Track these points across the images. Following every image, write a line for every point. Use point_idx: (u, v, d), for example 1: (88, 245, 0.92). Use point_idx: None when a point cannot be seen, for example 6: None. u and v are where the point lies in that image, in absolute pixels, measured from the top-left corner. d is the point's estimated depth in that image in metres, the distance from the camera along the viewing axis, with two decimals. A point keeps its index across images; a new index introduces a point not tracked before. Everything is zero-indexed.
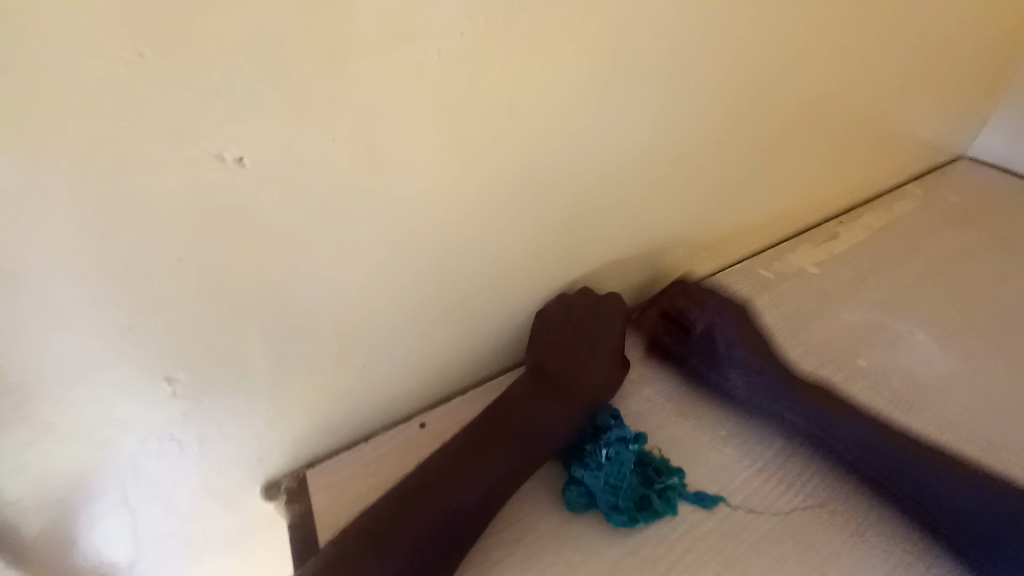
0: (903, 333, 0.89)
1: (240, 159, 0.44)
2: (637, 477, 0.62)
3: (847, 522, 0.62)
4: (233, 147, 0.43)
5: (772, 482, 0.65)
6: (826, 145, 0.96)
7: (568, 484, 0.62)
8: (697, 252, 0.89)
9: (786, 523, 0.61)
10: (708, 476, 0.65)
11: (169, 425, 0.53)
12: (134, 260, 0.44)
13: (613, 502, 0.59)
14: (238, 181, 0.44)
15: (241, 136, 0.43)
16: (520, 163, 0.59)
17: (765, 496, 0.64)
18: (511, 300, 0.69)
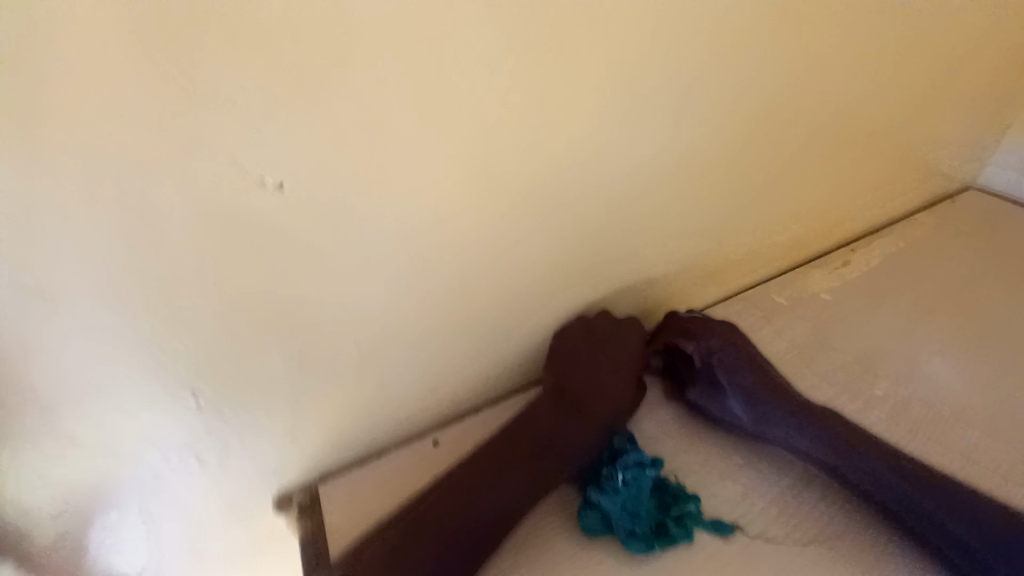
0: (918, 362, 0.88)
1: (280, 184, 0.46)
2: (655, 502, 0.61)
3: (868, 555, 0.61)
4: (275, 173, 0.45)
5: (789, 512, 0.64)
6: (839, 173, 0.98)
7: (584, 507, 0.61)
8: (710, 276, 0.89)
9: (805, 555, 0.60)
10: (724, 505, 0.64)
11: (191, 436, 0.53)
12: (174, 276, 0.46)
13: (629, 528, 0.58)
14: (277, 204, 0.47)
15: (282, 164, 0.45)
16: (542, 185, 0.61)
17: (783, 527, 0.63)
18: (526, 320, 0.70)
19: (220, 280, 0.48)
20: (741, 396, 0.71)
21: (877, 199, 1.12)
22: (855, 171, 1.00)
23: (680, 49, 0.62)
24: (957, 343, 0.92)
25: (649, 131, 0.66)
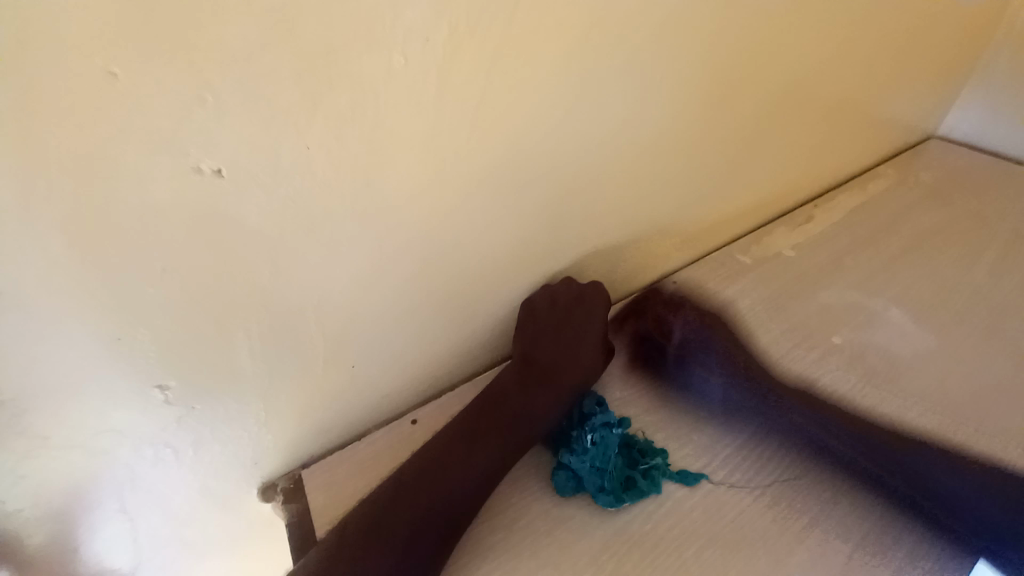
0: (877, 311, 0.92)
1: (219, 170, 0.45)
2: (622, 458, 0.64)
3: (821, 492, 0.65)
4: (211, 158, 0.44)
5: (750, 459, 0.68)
6: (800, 132, 0.98)
7: (557, 469, 0.64)
8: (675, 240, 0.91)
9: (764, 495, 0.64)
10: (689, 457, 0.68)
11: (163, 432, 0.54)
12: (121, 272, 0.45)
13: (599, 484, 0.61)
14: (218, 191, 0.46)
15: (218, 147, 0.44)
16: (495, 166, 0.61)
17: (743, 473, 0.66)
18: (492, 295, 0.71)
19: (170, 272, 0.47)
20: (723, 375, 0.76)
21: (841, 155, 1.14)
22: (817, 127, 1.01)
23: (634, 17, 0.62)
24: (916, 289, 0.96)
25: (600, 108, 0.66)
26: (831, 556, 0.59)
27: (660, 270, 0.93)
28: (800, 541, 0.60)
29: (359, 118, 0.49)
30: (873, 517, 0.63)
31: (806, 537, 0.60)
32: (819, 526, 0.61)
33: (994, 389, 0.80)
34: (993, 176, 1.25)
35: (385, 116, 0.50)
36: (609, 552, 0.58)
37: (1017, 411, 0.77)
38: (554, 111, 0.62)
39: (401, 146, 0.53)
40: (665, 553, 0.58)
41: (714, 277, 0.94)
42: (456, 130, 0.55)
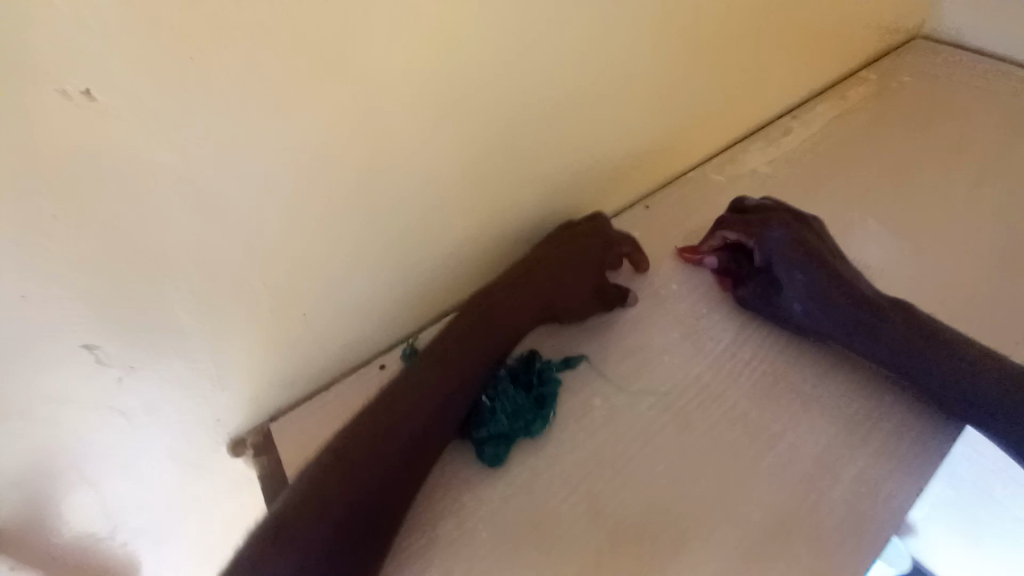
0: (852, 221, 0.89)
1: (90, 92, 0.40)
2: (521, 390, 0.62)
3: (793, 399, 0.64)
4: (77, 78, 0.39)
5: (723, 374, 0.66)
6: (776, 34, 0.91)
7: (477, 431, 0.59)
8: (645, 163, 0.87)
9: (735, 409, 0.63)
10: (661, 376, 0.67)
11: (107, 395, 0.52)
12: (7, 220, 0.41)
13: (527, 422, 0.60)
14: (95, 117, 0.41)
15: (82, 62, 0.39)
16: (431, 83, 0.55)
17: (715, 389, 0.65)
18: (450, 231, 0.67)
19: (63, 218, 0.43)
20: (804, 278, 0.67)
21: (822, 60, 1.07)
22: (793, 31, 0.94)
23: None
24: (891, 197, 0.94)
25: (544, 13, 0.60)
26: (795, 466, 0.59)
27: (631, 195, 0.89)
28: (767, 454, 0.60)
29: (254, 27, 0.43)
30: (845, 423, 0.62)
31: (774, 449, 0.60)
32: (798, 432, 0.61)
33: (963, 291, 0.79)
34: (980, 75, 1.19)
35: (289, 28, 0.45)
36: (581, 474, 0.58)
37: (983, 311, 0.77)
38: (489, 15, 0.56)
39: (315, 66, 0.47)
40: (638, 471, 0.59)
41: (685, 199, 0.91)
42: (378, 43, 0.50)
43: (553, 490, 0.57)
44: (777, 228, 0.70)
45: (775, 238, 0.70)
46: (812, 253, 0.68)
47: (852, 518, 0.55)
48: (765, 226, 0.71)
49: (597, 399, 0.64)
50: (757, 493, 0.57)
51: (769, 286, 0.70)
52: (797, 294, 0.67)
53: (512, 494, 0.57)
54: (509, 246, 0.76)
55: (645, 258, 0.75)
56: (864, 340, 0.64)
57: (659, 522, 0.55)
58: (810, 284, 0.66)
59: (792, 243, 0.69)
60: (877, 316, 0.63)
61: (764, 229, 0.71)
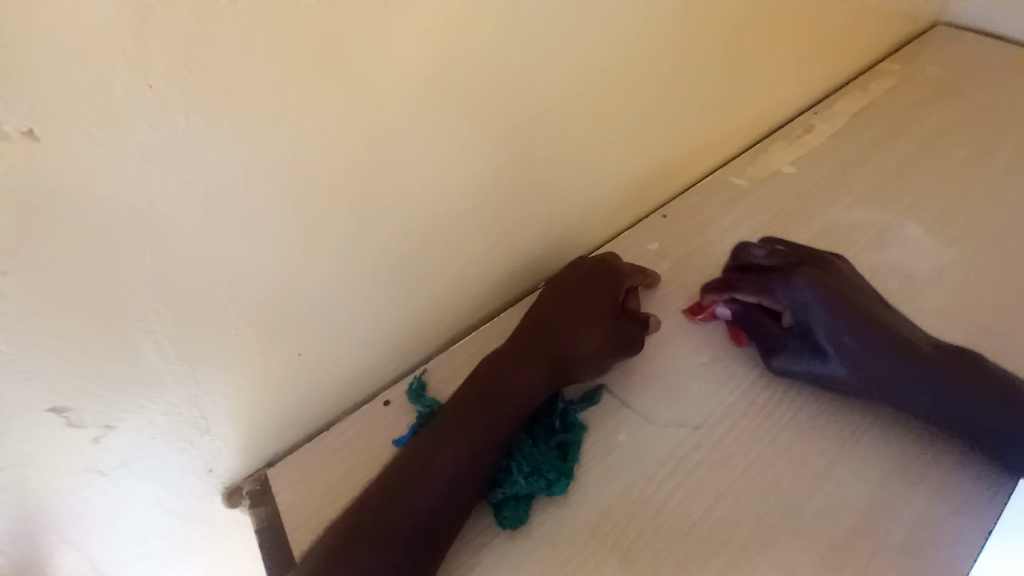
0: (889, 226, 0.83)
1: (30, 130, 0.35)
2: (541, 440, 0.57)
3: (838, 432, 0.58)
4: (16, 117, 0.34)
5: (760, 406, 0.61)
6: (794, 27, 0.85)
7: (495, 489, 0.54)
8: (660, 169, 0.81)
9: (777, 445, 0.57)
10: (690, 410, 0.61)
11: (81, 458, 0.47)
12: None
13: (549, 481, 0.54)
14: (37, 158, 0.36)
15: (22, 98, 0.34)
16: (424, 97, 0.50)
17: (753, 424, 0.59)
18: (454, 254, 0.62)
19: (11, 275, 0.38)
20: (854, 340, 0.56)
21: (842, 54, 1.01)
22: (811, 24, 0.88)
23: None
24: (927, 197, 0.87)
25: (545, 19, 0.55)
26: (842, 513, 0.52)
27: (646, 204, 0.83)
28: (813, 495, 0.54)
29: (222, 49, 0.39)
30: (889, 471, 0.55)
31: (822, 492, 0.54)
32: (835, 487, 0.54)
33: (1015, 299, 0.73)
34: (1006, 62, 1.13)
35: (267, 52, 0.40)
36: (609, 524, 0.53)
37: None
38: (484, 23, 0.51)
39: (303, 91, 0.43)
40: (672, 515, 0.53)
41: (704, 207, 0.85)
42: (360, 59, 0.45)
43: (579, 546, 0.51)
44: (804, 286, 0.59)
45: (806, 299, 0.59)
46: (851, 310, 0.57)
47: (910, 565, 0.50)
48: (789, 281, 0.60)
49: (623, 433, 0.59)
50: (808, 542, 0.51)
51: (811, 349, 0.59)
52: (840, 347, 0.56)
53: (534, 549, 0.52)
54: (517, 266, 0.70)
55: (654, 277, 0.70)
56: (917, 392, 0.54)
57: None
58: (859, 347, 0.56)
59: (829, 299, 0.58)
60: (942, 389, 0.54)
61: (789, 287, 0.60)
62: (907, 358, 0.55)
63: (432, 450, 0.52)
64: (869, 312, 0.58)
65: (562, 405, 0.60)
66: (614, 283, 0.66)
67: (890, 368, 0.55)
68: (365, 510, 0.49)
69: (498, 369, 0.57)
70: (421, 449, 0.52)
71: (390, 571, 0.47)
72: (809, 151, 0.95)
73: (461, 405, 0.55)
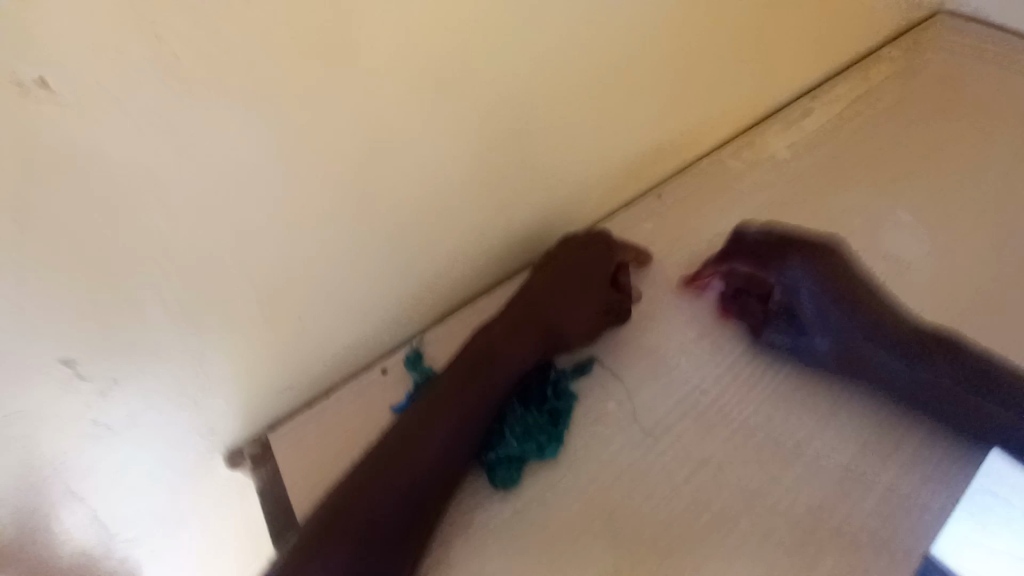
0: (880, 211, 0.85)
1: (42, 79, 0.36)
2: (534, 406, 0.59)
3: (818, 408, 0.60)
4: (29, 65, 0.36)
5: (740, 382, 0.63)
6: (794, 9, 0.86)
7: (488, 451, 0.56)
8: (658, 149, 0.82)
9: (764, 417, 0.59)
10: (676, 382, 0.63)
11: (89, 412, 0.49)
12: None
13: (540, 443, 0.56)
14: (48, 108, 0.37)
15: (35, 48, 0.35)
16: (426, 66, 0.51)
17: (734, 397, 0.61)
18: (453, 227, 0.64)
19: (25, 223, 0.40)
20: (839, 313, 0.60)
21: (843, 38, 1.01)
22: (812, 7, 0.89)
23: None
24: (919, 184, 0.88)
25: None
26: (816, 481, 0.55)
27: (642, 184, 0.84)
28: (798, 462, 0.56)
29: (227, 10, 0.40)
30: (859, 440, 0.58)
31: (802, 466, 0.56)
32: (810, 447, 0.57)
33: (998, 283, 0.75)
34: (1007, 52, 1.13)
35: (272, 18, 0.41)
36: (597, 487, 0.55)
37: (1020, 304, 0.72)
38: None
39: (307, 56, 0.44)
40: (655, 480, 0.55)
41: (699, 189, 0.86)
42: (362, 26, 0.46)
43: (566, 506, 0.54)
44: (798, 268, 0.63)
45: (799, 277, 0.62)
46: (843, 286, 0.60)
47: (882, 529, 0.52)
48: (786, 263, 0.63)
49: (612, 403, 0.61)
50: (791, 496, 0.54)
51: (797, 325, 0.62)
52: (822, 322, 0.60)
53: (523, 509, 0.54)
54: (514, 241, 0.71)
55: (647, 254, 0.72)
56: (899, 377, 0.58)
57: (678, 540, 0.51)
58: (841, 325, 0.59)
59: (824, 279, 0.61)
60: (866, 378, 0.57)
61: (783, 269, 0.64)
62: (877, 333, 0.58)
63: (428, 413, 0.54)
64: (856, 283, 0.61)
65: (555, 374, 0.62)
66: (608, 256, 0.67)
67: (862, 343, 0.58)
68: (362, 468, 0.51)
69: (493, 336, 0.59)
70: (417, 412, 0.54)
71: (385, 525, 0.49)
72: (805, 135, 0.96)
73: (456, 371, 0.56)
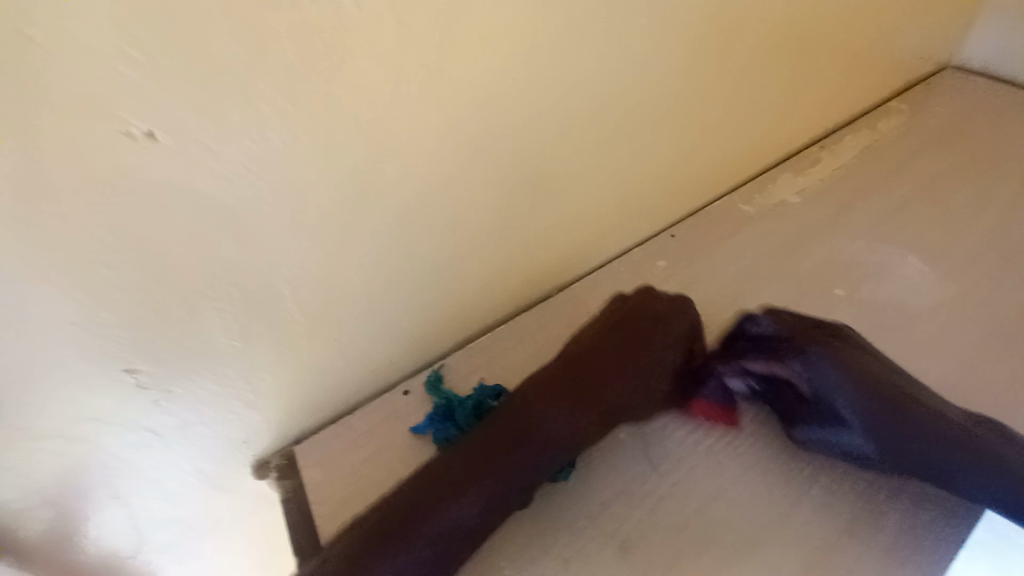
0: (888, 256, 0.88)
1: (152, 133, 0.41)
2: None
3: (813, 480, 0.59)
4: (141, 121, 0.41)
5: (742, 449, 0.62)
6: (805, 68, 0.91)
7: None
8: (673, 193, 0.87)
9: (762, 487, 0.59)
10: (684, 435, 0.63)
11: (142, 418, 0.53)
12: (35, 245, 0.41)
13: None
14: (152, 156, 0.42)
15: (148, 109, 0.40)
16: (466, 119, 0.57)
17: (736, 465, 0.61)
18: (479, 260, 0.68)
19: (117, 250, 0.44)
20: (849, 402, 0.57)
21: (851, 93, 1.07)
22: (823, 66, 0.94)
23: None
24: (926, 231, 0.92)
25: (578, 56, 0.62)
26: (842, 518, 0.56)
27: (657, 225, 0.89)
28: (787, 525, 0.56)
29: (305, 77, 0.45)
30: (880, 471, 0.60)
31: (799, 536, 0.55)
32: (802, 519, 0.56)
33: (1004, 330, 0.77)
34: (1011, 106, 1.18)
35: (343, 81, 0.47)
36: (607, 514, 0.57)
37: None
38: (524, 59, 0.57)
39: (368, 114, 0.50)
40: (665, 511, 0.57)
41: (711, 230, 0.90)
42: (415, 87, 0.51)
43: (577, 531, 0.56)
44: (819, 360, 0.59)
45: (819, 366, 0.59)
46: (879, 404, 0.56)
47: None
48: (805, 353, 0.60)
49: (624, 433, 0.63)
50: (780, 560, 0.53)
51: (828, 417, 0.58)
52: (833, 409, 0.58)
53: (535, 531, 0.56)
54: (534, 273, 0.76)
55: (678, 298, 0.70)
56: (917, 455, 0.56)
57: (688, 572, 0.53)
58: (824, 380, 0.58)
59: (847, 374, 0.58)
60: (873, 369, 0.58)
61: (802, 355, 0.60)
62: (897, 423, 0.55)
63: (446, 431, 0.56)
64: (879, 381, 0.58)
65: None
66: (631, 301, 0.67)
67: (886, 434, 0.55)
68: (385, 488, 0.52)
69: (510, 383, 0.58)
70: None
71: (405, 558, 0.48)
72: (814, 182, 1.00)
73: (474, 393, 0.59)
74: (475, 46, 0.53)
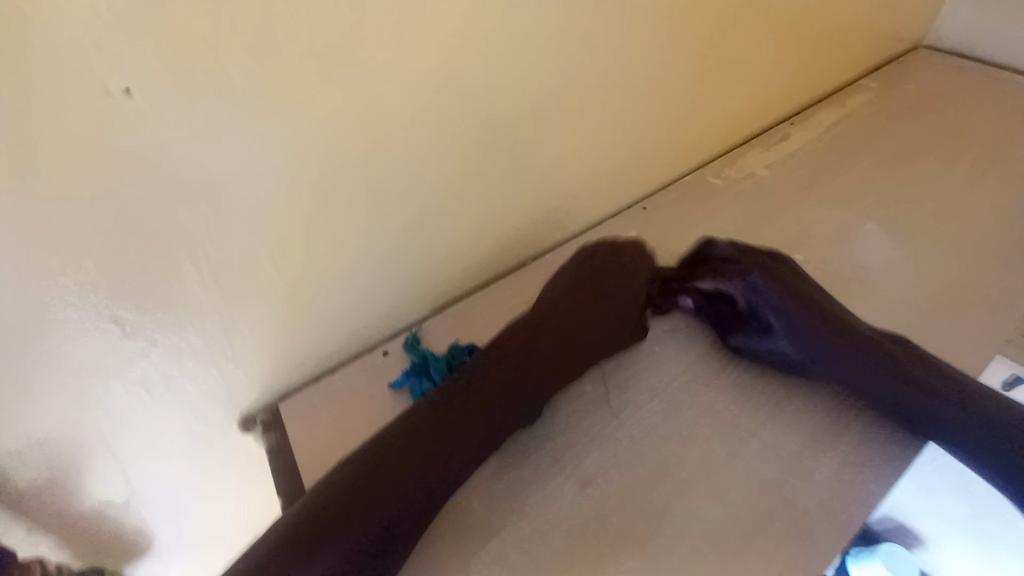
0: (850, 224, 0.91)
1: (126, 88, 0.44)
2: None
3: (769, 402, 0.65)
4: (116, 77, 0.44)
5: (708, 378, 0.68)
6: (773, 44, 0.94)
7: None
8: (644, 165, 0.90)
9: (726, 409, 0.65)
10: (660, 367, 0.69)
11: (129, 367, 0.56)
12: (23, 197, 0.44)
13: None
14: (127, 111, 0.45)
15: (122, 65, 0.43)
16: (434, 88, 0.60)
17: (705, 390, 0.67)
18: (453, 226, 0.71)
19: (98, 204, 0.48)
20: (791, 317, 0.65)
21: (822, 70, 1.10)
22: (791, 42, 0.97)
23: None
24: (888, 202, 0.95)
25: (542, 29, 0.64)
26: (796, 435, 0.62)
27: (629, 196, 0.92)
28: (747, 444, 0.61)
29: (274, 42, 0.48)
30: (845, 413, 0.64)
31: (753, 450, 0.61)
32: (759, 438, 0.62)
33: (956, 291, 0.81)
34: (980, 83, 1.21)
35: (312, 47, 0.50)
36: (569, 456, 0.61)
37: (973, 310, 0.78)
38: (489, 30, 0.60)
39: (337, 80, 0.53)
40: (624, 453, 0.61)
41: (682, 201, 0.94)
42: (384, 55, 0.54)
43: (540, 472, 0.60)
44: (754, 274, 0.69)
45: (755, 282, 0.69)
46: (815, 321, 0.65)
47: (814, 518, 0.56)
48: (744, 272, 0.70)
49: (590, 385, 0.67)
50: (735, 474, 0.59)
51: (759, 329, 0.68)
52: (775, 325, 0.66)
53: (501, 472, 0.60)
54: (508, 241, 0.79)
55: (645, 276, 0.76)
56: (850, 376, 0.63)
57: (642, 505, 0.57)
58: (789, 324, 0.65)
59: (776, 287, 0.67)
60: (841, 314, 0.66)
61: (743, 277, 0.69)
62: (830, 337, 0.64)
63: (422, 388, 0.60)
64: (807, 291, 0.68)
65: None
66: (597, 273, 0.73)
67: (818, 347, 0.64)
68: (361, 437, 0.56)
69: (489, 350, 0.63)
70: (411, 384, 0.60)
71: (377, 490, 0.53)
72: (783, 156, 1.04)
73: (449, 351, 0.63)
74: (440, 17, 0.56)
